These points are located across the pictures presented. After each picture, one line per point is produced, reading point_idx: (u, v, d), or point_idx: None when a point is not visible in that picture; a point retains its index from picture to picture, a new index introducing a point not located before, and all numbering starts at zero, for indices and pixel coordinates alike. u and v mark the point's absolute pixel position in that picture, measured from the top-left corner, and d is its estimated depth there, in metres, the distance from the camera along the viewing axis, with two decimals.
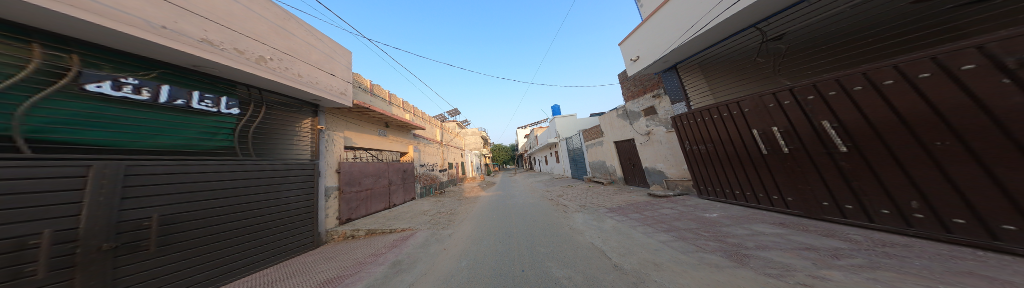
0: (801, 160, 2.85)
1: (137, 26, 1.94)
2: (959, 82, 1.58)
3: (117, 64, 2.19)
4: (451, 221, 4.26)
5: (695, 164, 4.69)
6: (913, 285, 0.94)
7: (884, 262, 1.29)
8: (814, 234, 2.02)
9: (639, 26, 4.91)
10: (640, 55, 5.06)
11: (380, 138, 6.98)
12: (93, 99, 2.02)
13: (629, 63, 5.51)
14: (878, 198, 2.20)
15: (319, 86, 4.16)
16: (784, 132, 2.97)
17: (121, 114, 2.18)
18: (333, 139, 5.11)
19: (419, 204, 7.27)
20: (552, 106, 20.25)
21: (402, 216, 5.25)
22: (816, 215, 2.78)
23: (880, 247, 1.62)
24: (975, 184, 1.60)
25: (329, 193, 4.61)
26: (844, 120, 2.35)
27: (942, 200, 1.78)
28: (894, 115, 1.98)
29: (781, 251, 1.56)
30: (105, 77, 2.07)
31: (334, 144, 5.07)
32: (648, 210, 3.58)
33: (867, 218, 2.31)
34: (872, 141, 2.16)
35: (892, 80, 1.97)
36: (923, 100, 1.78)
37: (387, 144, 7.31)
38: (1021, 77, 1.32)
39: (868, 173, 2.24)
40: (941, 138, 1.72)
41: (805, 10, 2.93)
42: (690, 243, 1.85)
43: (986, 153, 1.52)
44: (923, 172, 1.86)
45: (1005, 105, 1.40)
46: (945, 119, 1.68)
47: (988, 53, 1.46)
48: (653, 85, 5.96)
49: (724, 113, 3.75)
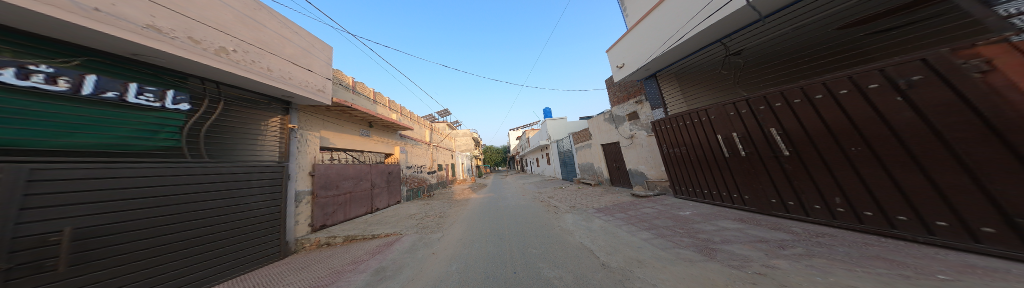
0: (754, 163, 3.25)
1: (64, 8, 1.58)
2: (868, 98, 1.96)
3: (24, 48, 1.75)
4: (440, 225, 4.13)
5: (670, 166, 5.09)
6: (838, 269, 1.14)
7: (817, 250, 1.54)
8: (765, 227, 2.34)
9: (625, 35, 5.19)
10: (626, 62, 5.34)
11: (362, 139, 6.53)
12: (1, 90, 1.61)
13: (615, 70, 5.79)
14: (812, 195, 2.61)
15: (293, 82, 3.73)
16: (741, 138, 3.34)
17: (32, 108, 1.76)
18: (308, 139, 4.65)
19: (405, 208, 6.91)
20: (545, 108, 20.87)
21: (386, 221, 4.92)
22: (766, 211, 3.20)
23: (815, 237, 1.92)
24: (879, 184, 1.99)
25: (299, 199, 4.19)
26: (787, 127, 2.74)
27: (858, 197, 2.17)
28: (823, 124, 2.36)
29: (740, 244, 1.78)
30: (9, 63, 1.63)
31: (312, 145, 4.68)
32: (631, 209, 3.84)
33: (804, 213, 2.73)
34: (807, 147, 2.56)
35: (821, 94, 2.36)
36: (843, 112, 2.17)
37: (370, 145, 6.84)
38: (912, 96, 1.69)
39: (805, 174, 2.65)
40: (855, 145, 2.11)
41: (761, 28, 3.38)
42: (668, 240, 2.03)
43: (887, 157, 1.90)
44: (843, 172, 2.26)
45: (899, 118, 1.78)
46: (859, 128, 2.06)
47: (887, 76, 1.85)
48: (636, 91, 6.35)
49: (695, 119, 4.12)
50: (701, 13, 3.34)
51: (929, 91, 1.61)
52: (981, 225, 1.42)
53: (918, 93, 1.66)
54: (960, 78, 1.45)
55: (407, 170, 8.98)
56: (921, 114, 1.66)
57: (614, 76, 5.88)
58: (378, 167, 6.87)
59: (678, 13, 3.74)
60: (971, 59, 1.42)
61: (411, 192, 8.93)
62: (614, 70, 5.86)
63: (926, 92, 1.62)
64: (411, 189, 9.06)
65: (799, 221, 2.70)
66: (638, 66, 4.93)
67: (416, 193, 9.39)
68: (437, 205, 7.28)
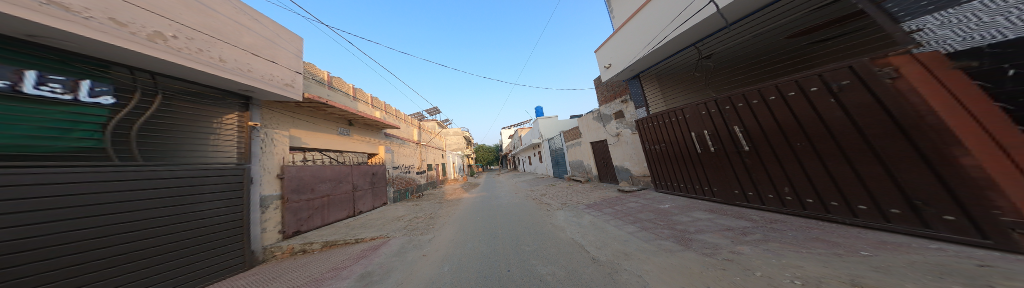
0: (721, 158, 3.60)
1: None
2: (809, 99, 2.35)
3: None
4: (431, 226, 4.02)
5: (652, 162, 5.41)
6: (790, 255, 1.41)
7: (771, 236, 1.79)
8: (731, 216, 2.63)
9: (612, 36, 5.34)
10: (613, 63, 5.52)
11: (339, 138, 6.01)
12: None
13: (603, 70, 5.98)
14: (766, 186, 2.99)
15: (253, 74, 3.30)
16: (711, 135, 3.68)
17: None
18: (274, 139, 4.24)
19: (392, 210, 6.58)
20: (537, 107, 21.09)
21: (369, 224, 4.64)
22: (731, 201, 3.57)
23: (770, 223, 2.22)
24: (817, 174, 2.39)
25: (265, 204, 3.78)
26: (747, 125, 3.07)
27: (801, 186, 2.57)
28: (775, 123, 2.72)
29: (712, 233, 1.99)
30: None
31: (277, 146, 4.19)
32: (618, 204, 4.08)
33: (761, 201, 3.11)
34: (763, 142, 2.91)
35: (774, 96, 2.72)
36: (789, 111, 2.56)
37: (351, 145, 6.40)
38: (842, 98, 2.07)
39: (761, 167, 3.02)
40: (799, 140, 2.50)
41: (729, 34, 3.69)
42: (651, 233, 2.20)
43: (824, 152, 2.28)
44: (790, 165, 2.66)
45: (833, 118, 2.16)
46: (803, 127, 2.44)
47: (824, 79, 2.23)
48: (622, 91, 6.61)
49: (672, 118, 4.43)
50: (679, 17, 3.56)
51: (852, 94, 1.99)
52: (890, 207, 1.86)
53: (846, 95, 2.04)
54: (876, 83, 1.83)
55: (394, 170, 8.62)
56: (848, 113, 2.04)
57: (601, 76, 6.07)
58: (360, 168, 6.40)
59: (659, 16, 3.94)
60: (884, 67, 1.79)
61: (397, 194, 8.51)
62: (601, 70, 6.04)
63: (850, 94, 2.01)
64: (399, 190, 8.71)
65: (757, 210, 3.08)
66: (624, 67, 5.11)
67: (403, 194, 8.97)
68: (426, 206, 7.03)
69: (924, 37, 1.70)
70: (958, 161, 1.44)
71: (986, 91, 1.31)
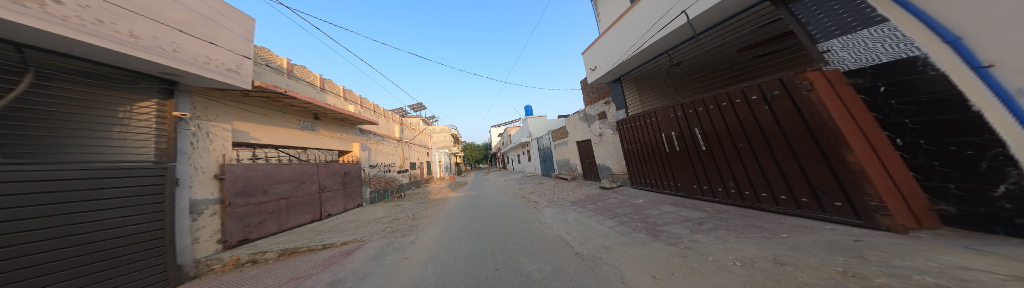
0: (684, 156, 4.07)
1: None
2: (751, 107, 2.89)
3: None
4: (413, 227, 3.82)
5: (630, 160, 5.85)
6: (730, 242, 1.80)
7: (721, 227, 2.13)
8: (690, 209, 3.03)
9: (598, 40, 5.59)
10: (598, 65, 5.81)
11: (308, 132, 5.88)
12: None
13: (589, 72, 6.26)
14: (718, 181, 3.51)
15: (183, 56, 2.80)
16: (677, 135, 4.14)
17: None
18: (215, 134, 3.67)
19: (369, 212, 6.05)
20: (526, 106, 21.39)
21: (341, 228, 4.23)
22: (692, 195, 4.02)
23: (719, 214, 2.63)
24: (753, 169, 2.97)
25: (196, 210, 3.18)
26: (705, 128, 3.55)
27: (743, 181, 3.13)
28: (725, 126, 3.25)
29: (676, 224, 2.28)
30: None
31: (243, 136, 4.18)
32: (600, 201, 4.38)
33: (713, 195, 3.65)
34: (717, 143, 3.40)
35: (725, 103, 3.23)
36: (736, 116, 3.09)
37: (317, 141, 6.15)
38: (776, 106, 2.59)
39: (715, 164, 3.51)
40: (742, 141, 3.04)
41: (694, 43, 4.11)
42: (627, 226, 2.43)
43: (760, 151, 2.86)
44: (735, 162, 3.20)
45: (768, 125, 2.72)
46: (745, 130, 2.99)
47: (761, 89, 2.76)
48: (605, 93, 6.95)
49: (647, 120, 4.83)
50: (654, 26, 3.89)
51: (779, 102, 2.57)
52: (801, 196, 2.48)
53: (777, 103, 2.59)
54: (795, 95, 2.39)
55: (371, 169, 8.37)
56: (777, 119, 2.61)
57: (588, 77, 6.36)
58: (325, 165, 6.01)
59: (638, 23, 4.25)
60: (804, 80, 2.28)
61: (371, 195, 7.98)
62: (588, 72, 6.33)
63: (779, 102, 2.56)
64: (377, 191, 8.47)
65: (713, 202, 3.56)
66: (608, 69, 5.39)
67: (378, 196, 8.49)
68: (408, 207, 6.62)
69: (831, 58, 2.26)
70: (841, 157, 2.07)
71: (880, 107, 1.83)
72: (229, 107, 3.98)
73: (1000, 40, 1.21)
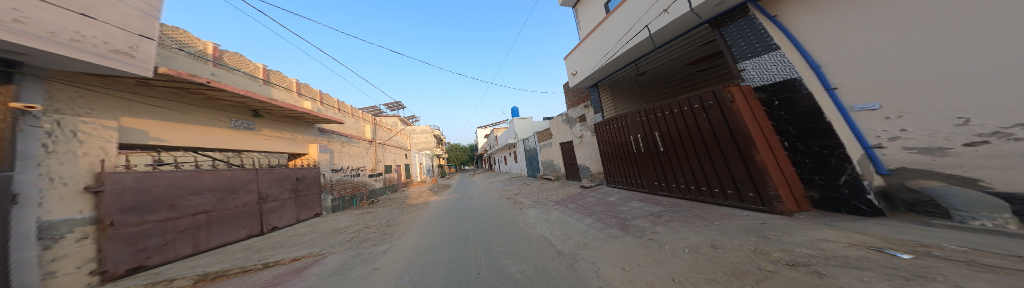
0: (646, 156, 4.63)
1: None
2: (693, 114, 3.46)
3: None
4: (387, 235, 3.48)
5: (605, 161, 6.35)
6: (682, 233, 2.12)
7: (677, 220, 2.49)
8: (652, 203, 3.47)
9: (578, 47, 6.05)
10: (578, 70, 6.26)
11: (240, 131, 5.05)
12: None
13: (571, 76, 6.69)
14: (673, 178, 4.08)
15: (37, 31, 1.96)
16: (641, 137, 4.68)
17: None
18: (84, 131, 2.74)
19: (331, 222, 5.25)
20: (513, 108, 21.71)
21: (291, 242, 3.59)
22: (655, 191, 4.58)
23: (675, 207, 3.07)
24: (697, 168, 3.55)
25: (54, 234, 2.29)
26: (662, 131, 4.10)
27: (690, 177, 3.71)
28: (676, 130, 3.81)
29: (642, 219, 2.59)
30: None
31: (140, 136, 3.36)
32: (579, 200, 4.66)
33: (670, 190, 4.22)
34: (671, 145, 3.97)
35: (675, 110, 3.80)
36: (683, 122, 3.66)
37: (254, 143, 5.34)
38: (711, 114, 3.16)
39: (669, 163, 4.08)
40: (688, 143, 3.62)
41: (655, 56, 4.67)
42: (602, 223, 2.66)
43: (700, 151, 3.45)
44: (684, 161, 3.78)
45: (705, 129, 3.29)
46: (690, 133, 3.56)
47: (699, 99, 3.33)
48: (584, 98, 7.34)
49: (618, 124, 5.34)
50: (624, 37, 4.44)
51: (711, 111, 3.14)
52: (730, 189, 3.08)
53: (711, 111, 3.16)
54: (723, 106, 2.95)
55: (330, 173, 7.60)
56: (710, 125, 3.19)
57: (570, 82, 6.77)
58: (265, 171, 5.16)
59: (612, 34, 4.79)
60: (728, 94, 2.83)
61: (325, 202, 7.08)
62: (570, 76, 6.74)
63: (712, 111, 3.13)
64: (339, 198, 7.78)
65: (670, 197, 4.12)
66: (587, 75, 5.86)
67: (337, 205, 7.63)
68: (378, 214, 5.94)
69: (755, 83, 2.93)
70: (755, 158, 2.64)
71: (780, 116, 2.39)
72: (122, 99, 3.22)
73: (896, 84, 1.93)
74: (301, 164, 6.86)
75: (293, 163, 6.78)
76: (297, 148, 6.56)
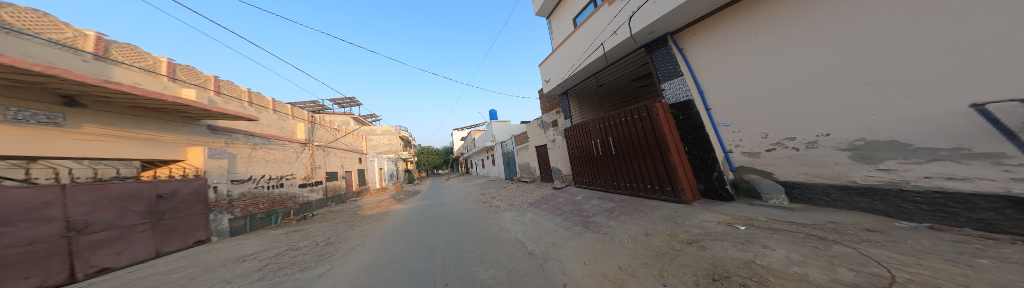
0: (603, 159, 5.28)
1: None
2: (634, 124, 4.21)
3: None
4: (329, 254, 2.83)
5: (571, 163, 6.88)
6: (630, 226, 2.53)
7: (627, 215, 2.97)
8: (608, 201, 4.02)
9: (551, 56, 6.38)
10: (551, 78, 6.62)
11: (25, 126, 2.97)
12: None
13: (544, 83, 6.99)
14: (622, 178, 4.79)
15: None
16: (600, 142, 5.33)
17: None
18: None
19: (237, 249, 3.78)
20: (491, 110, 21.60)
21: (149, 282, 2.41)
22: (609, 189, 5.25)
23: (625, 203, 3.63)
24: (637, 169, 4.30)
25: None
26: (614, 137, 4.82)
27: (634, 177, 4.44)
28: (623, 136, 4.55)
29: (602, 216, 2.97)
30: None
31: None
32: (551, 201, 4.95)
33: (621, 188, 4.90)
34: (621, 149, 4.67)
35: (622, 119, 4.53)
36: (627, 129, 4.40)
37: (66, 147, 3.28)
38: (645, 124, 3.93)
39: (620, 165, 4.79)
40: (631, 148, 4.37)
41: (611, 71, 5.35)
42: (569, 221, 2.92)
43: (639, 155, 4.21)
44: (629, 163, 4.52)
45: (642, 137, 4.05)
46: (632, 140, 4.32)
47: (637, 111, 4.10)
48: (555, 105, 7.80)
49: (583, 129, 5.91)
50: (587, 50, 4.98)
51: (644, 121, 3.93)
52: (659, 185, 3.85)
53: (644, 121, 3.94)
54: (652, 117, 3.74)
55: (228, 180, 5.47)
56: (644, 133, 3.97)
57: (544, 88, 7.05)
58: (83, 187, 3.26)
59: (578, 48, 5.29)
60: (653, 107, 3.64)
61: (215, 225, 5.05)
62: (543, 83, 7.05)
63: (645, 122, 3.92)
64: (243, 217, 5.78)
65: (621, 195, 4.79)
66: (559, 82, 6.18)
67: (237, 226, 5.57)
68: (309, 233, 4.66)
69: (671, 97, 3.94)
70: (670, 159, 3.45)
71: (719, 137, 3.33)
72: None
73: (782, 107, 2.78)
74: (166, 175, 4.74)
75: (146, 175, 4.67)
76: (162, 153, 4.46)
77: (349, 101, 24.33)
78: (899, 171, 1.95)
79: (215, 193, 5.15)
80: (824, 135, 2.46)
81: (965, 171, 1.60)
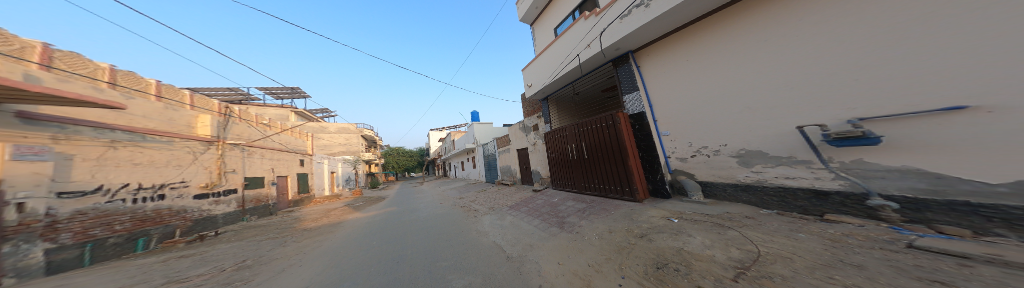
0: (578, 163, 5.61)
1: None
2: (602, 131, 4.60)
3: None
4: (256, 278, 2.21)
5: (550, 165, 7.10)
6: (598, 225, 2.74)
7: (597, 215, 3.20)
8: (581, 201, 4.29)
9: (533, 62, 6.41)
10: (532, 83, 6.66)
11: None
12: None
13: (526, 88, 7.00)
14: (593, 181, 5.15)
15: None
16: (575, 146, 5.64)
17: None
18: None
19: (97, 281, 2.59)
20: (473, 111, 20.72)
21: None
22: (582, 191, 5.60)
23: (595, 203, 3.93)
24: (605, 173, 4.69)
25: None
26: (586, 142, 5.17)
27: (602, 181, 4.83)
28: (593, 142, 4.93)
29: (577, 216, 3.15)
30: None
31: None
32: (530, 203, 5.01)
33: (592, 190, 5.27)
34: (592, 154, 5.04)
35: (592, 127, 4.89)
36: (597, 136, 4.78)
37: None
38: (611, 132, 4.34)
39: (591, 170, 5.14)
40: (600, 153, 4.76)
41: (585, 81, 5.66)
42: (546, 223, 2.99)
43: (606, 160, 4.62)
44: (598, 167, 4.89)
45: (608, 144, 4.46)
46: (601, 146, 4.71)
47: (605, 119, 4.49)
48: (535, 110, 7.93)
49: (561, 134, 6.16)
50: (565, 59, 5.14)
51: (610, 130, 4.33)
52: (621, 187, 4.30)
53: (610, 129, 4.35)
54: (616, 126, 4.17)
55: (87, 179, 3.75)
56: (610, 140, 4.39)
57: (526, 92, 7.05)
58: None
59: (557, 56, 5.42)
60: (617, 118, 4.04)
61: (14, 260, 2.81)
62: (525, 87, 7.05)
63: (610, 130, 4.33)
64: (122, 235, 4.10)
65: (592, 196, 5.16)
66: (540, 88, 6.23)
67: (62, 260, 3.31)
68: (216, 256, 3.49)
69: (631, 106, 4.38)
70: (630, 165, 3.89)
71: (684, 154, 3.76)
72: None
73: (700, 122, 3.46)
74: None
75: None
76: None
77: (293, 92, 19.93)
78: (763, 172, 2.81)
79: (15, 213, 2.92)
80: (724, 145, 3.22)
81: (796, 173, 2.49)
